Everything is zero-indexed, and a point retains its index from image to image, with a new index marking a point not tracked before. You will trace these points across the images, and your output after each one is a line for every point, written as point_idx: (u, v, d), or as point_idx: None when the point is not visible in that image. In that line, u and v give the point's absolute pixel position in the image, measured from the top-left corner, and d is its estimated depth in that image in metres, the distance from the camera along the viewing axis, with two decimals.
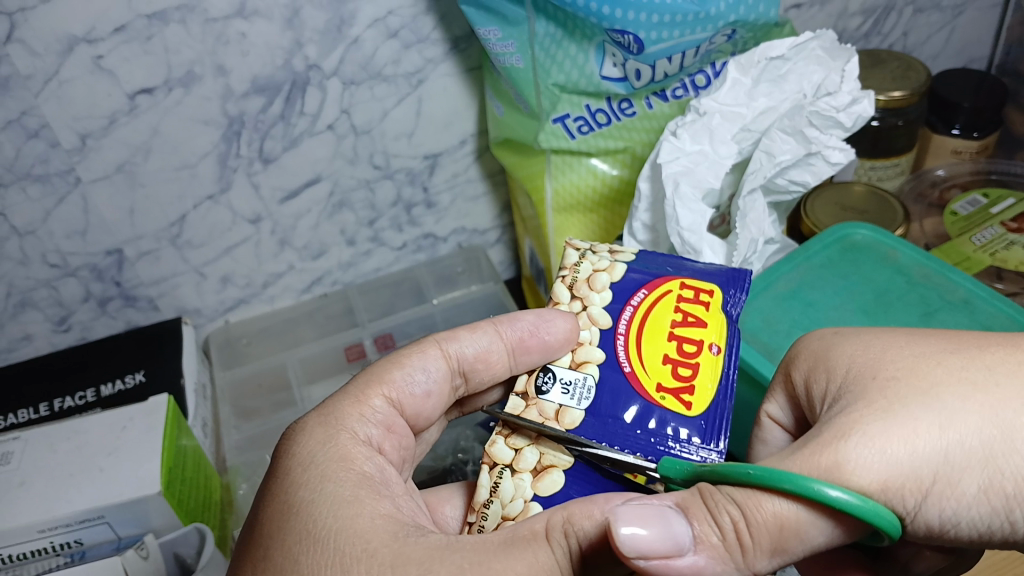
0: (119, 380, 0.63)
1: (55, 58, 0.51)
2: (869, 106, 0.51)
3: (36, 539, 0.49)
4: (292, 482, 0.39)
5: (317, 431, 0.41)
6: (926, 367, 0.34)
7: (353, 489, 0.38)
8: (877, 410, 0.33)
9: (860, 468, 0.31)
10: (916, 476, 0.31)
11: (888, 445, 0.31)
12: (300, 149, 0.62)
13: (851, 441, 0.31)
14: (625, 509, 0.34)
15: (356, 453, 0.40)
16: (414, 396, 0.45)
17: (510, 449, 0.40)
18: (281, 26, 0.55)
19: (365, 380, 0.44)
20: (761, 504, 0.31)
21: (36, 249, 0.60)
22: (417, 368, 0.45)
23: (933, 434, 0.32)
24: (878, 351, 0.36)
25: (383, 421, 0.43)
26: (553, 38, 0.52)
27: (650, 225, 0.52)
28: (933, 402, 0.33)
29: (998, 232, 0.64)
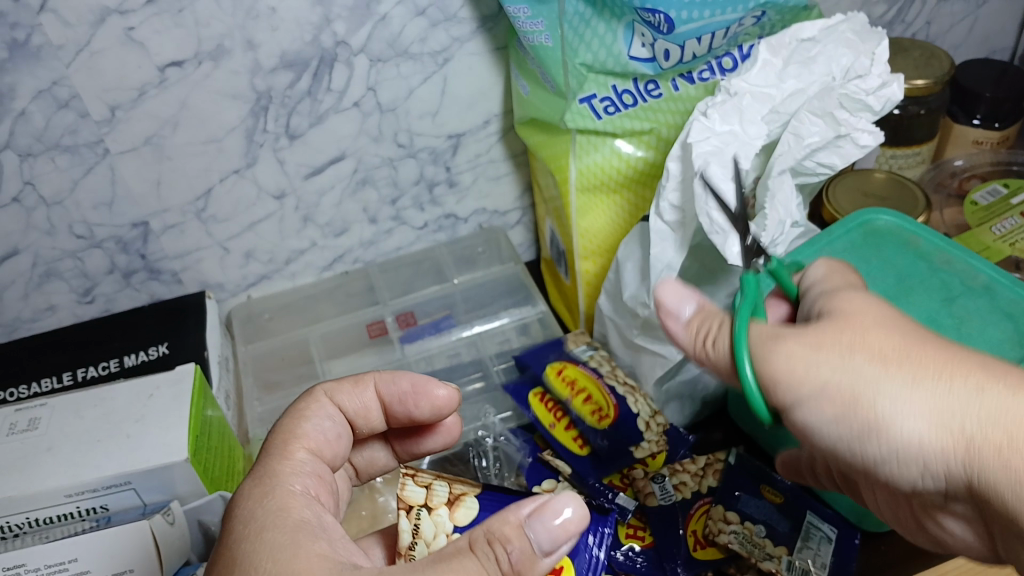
0: (142, 351, 0.63)
1: (88, 28, 0.52)
2: (898, 90, 0.51)
3: (62, 503, 0.50)
4: (234, 539, 0.36)
5: (252, 488, 0.38)
6: (867, 324, 0.35)
7: (291, 534, 0.35)
8: (804, 328, 0.36)
9: (775, 358, 0.35)
10: (798, 389, 0.35)
11: (796, 348, 0.35)
12: (326, 126, 0.62)
13: (778, 338, 0.36)
14: (535, 512, 0.35)
15: (292, 503, 0.37)
16: (328, 441, 0.43)
17: (422, 489, 0.47)
18: (311, 2, 0.55)
19: (280, 441, 0.42)
20: (718, 346, 0.39)
21: (62, 220, 0.60)
22: (323, 416, 0.44)
23: (831, 372, 0.34)
24: (863, 294, 0.38)
25: (312, 471, 0.40)
26: (582, 17, 0.53)
27: (678, 206, 0.53)
28: (849, 347, 0.34)
29: (1018, 221, 0.64)
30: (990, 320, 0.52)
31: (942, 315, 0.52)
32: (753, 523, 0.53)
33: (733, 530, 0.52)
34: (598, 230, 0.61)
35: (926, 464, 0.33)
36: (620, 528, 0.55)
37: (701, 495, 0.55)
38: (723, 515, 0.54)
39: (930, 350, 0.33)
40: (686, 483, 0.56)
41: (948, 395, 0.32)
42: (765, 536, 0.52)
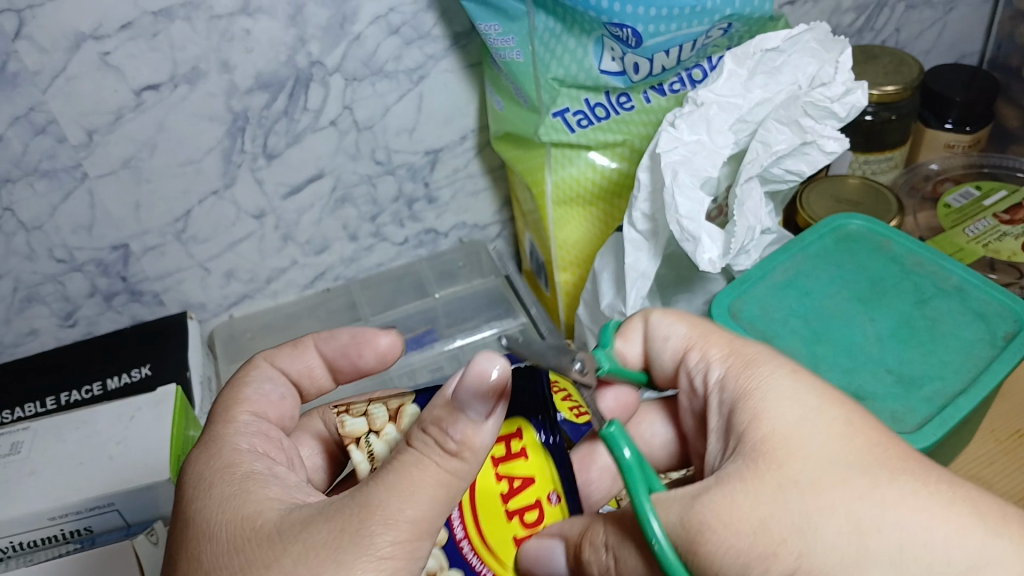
0: (126, 373, 0.64)
1: (63, 54, 0.52)
2: (863, 96, 0.52)
3: (46, 527, 0.50)
4: (187, 499, 0.38)
5: (202, 449, 0.40)
6: (818, 469, 0.33)
7: (239, 483, 0.37)
8: (794, 494, 0.33)
9: (717, 545, 0.33)
10: (770, 567, 0.32)
11: (738, 527, 0.33)
12: (304, 145, 0.63)
13: (718, 527, 0.33)
14: (461, 388, 0.35)
15: (241, 458, 0.39)
16: (270, 402, 0.45)
17: (360, 418, 0.41)
18: (284, 23, 0.56)
19: (223, 406, 0.43)
20: (625, 568, 0.36)
21: (42, 244, 0.61)
22: (263, 381, 0.46)
23: (834, 543, 0.31)
24: (801, 415, 0.36)
25: (256, 429, 0.42)
26: (553, 33, 0.53)
27: (649, 215, 0.53)
28: (833, 507, 0.32)
29: (990, 224, 0.65)
30: (962, 321, 0.53)
31: (915, 318, 0.53)
32: None
33: None
34: (575, 241, 0.62)
35: None
36: None
37: None
38: None
39: (909, 505, 0.31)
40: None
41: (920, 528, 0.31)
42: None
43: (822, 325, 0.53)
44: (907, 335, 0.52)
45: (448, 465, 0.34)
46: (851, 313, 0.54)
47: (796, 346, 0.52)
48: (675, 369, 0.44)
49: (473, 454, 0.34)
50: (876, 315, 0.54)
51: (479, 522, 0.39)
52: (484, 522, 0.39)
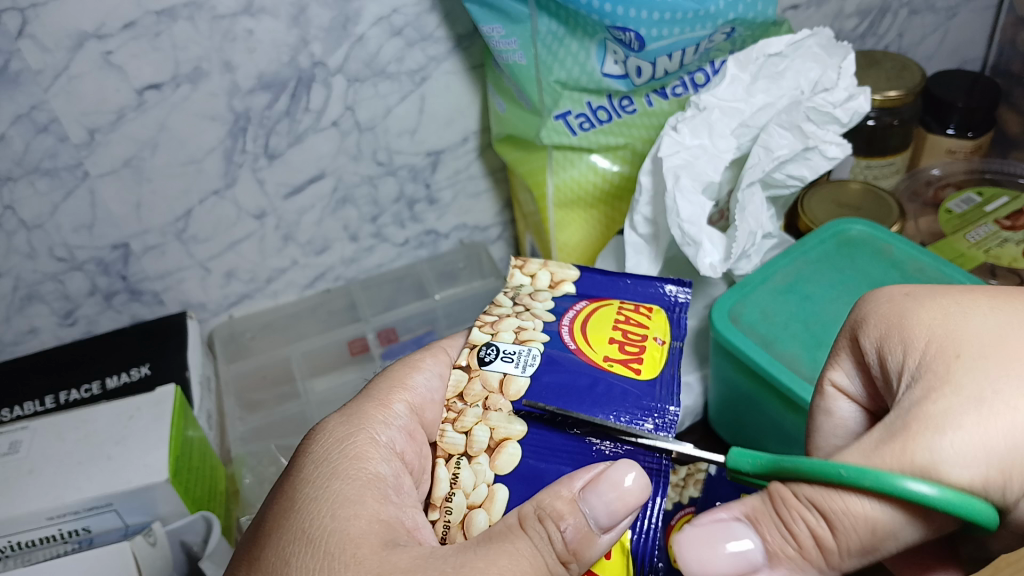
0: (124, 372, 0.64)
1: (65, 53, 0.52)
2: (865, 101, 0.53)
3: (44, 527, 0.50)
4: (302, 479, 0.38)
5: (337, 429, 0.41)
6: (1001, 367, 0.31)
7: (360, 487, 0.38)
8: (969, 398, 0.30)
9: (961, 464, 0.29)
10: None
11: (984, 435, 0.29)
12: (305, 145, 0.63)
13: (948, 434, 0.29)
14: (591, 485, 0.34)
15: (371, 454, 0.40)
16: (433, 402, 0.45)
17: (461, 434, 0.38)
18: (287, 24, 0.56)
19: (388, 385, 0.44)
20: (848, 505, 0.30)
21: (43, 243, 0.60)
22: (431, 372, 0.45)
23: (1022, 418, 0.30)
24: (943, 322, 0.34)
25: (404, 426, 0.42)
26: (555, 36, 0.53)
27: (651, 218, 0.53)
28: (993, 395, 0.30)
29: (991, 229, 0.65)
30: None
31: None
32: None
33: None
34: (575, 243, 0.62)
35: None
36: None
37: (682, 505, 0.51)
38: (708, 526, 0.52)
39: None
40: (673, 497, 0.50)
41: None
42: None
43: (822, 329, 0.53)
44: None
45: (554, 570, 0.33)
46: None
47: (796, 350, 0.52)
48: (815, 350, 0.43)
49: (578, 565, 0.34)
50: None
51: (586, 336, 0.41)
52: (596, 323, 0.42)
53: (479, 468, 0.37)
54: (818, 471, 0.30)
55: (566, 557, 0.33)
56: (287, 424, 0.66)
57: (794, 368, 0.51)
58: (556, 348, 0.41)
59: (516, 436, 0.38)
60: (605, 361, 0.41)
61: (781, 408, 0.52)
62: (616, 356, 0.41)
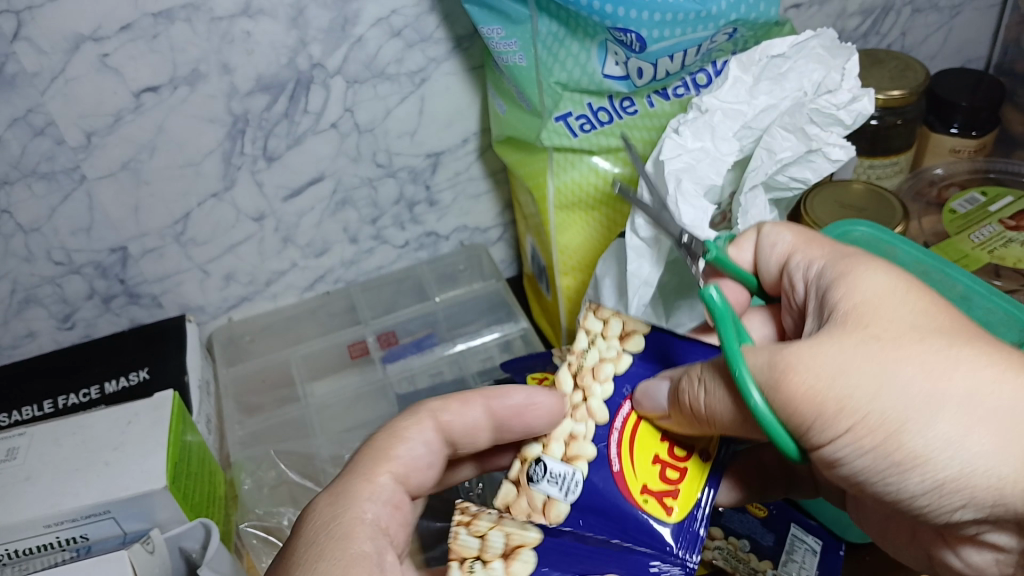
0: (123, 376, 0.63)
1: (62, 55, 0.52)
2: (869, 103, 0.51)
3: (41, 534, 0.49)
4: (292, 563, 0.37)
5: (324, 509, 0.39)
6: (909, 340, 0.34)
7: (343, 564, 0.36)
8: (825, 341, 0.35)
9: (806, 376, 0.34)
10: (883, 369, 0.33)
11: (827, 358, 0.34)
12: (304, 147, 0.62)
13: (805, 348, 0.35)
14: None
15: (358, 532, 0.38)
16: (419, 469, 0.43)
17: (475, 538, 0.38)
18: (286, 25, 0.55)
19: (370, 459, 0.42)
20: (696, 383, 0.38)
21: (41, 246, 0.60)
22: (418, 441, 0.43)
23: (905, 381, 0.32)
24: (888, 291, 0.36)
25: (389, 499, 0.41)
26: (555, 37, 0.53)
27: (652, 221, 0.53)
28: (881, 366, 0.33)
29: (996, 230, 0.65)
30: None
31: None
32: (736, 539, 0.53)
33: (717, 546, 0.53)
34: (577, 246, 0.61)
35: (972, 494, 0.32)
36: None
37: None
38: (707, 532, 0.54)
39: (973, 365, 0.32)
40: None
41: (977, 428, 0.31)
42: (750, 551, 0.52)
43: None
44: None
45: None
46: None
47: None
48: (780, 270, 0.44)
49: None
50: None
51: (632, 449, 0.41)
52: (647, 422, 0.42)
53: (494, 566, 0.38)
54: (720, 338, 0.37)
55: None
56: (286, 427, 0.66)
57: None
58: (599, 476, 0.40)
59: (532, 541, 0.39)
60: (642, 493, 0.40)
61: None
62: (655, 485, 0.41)
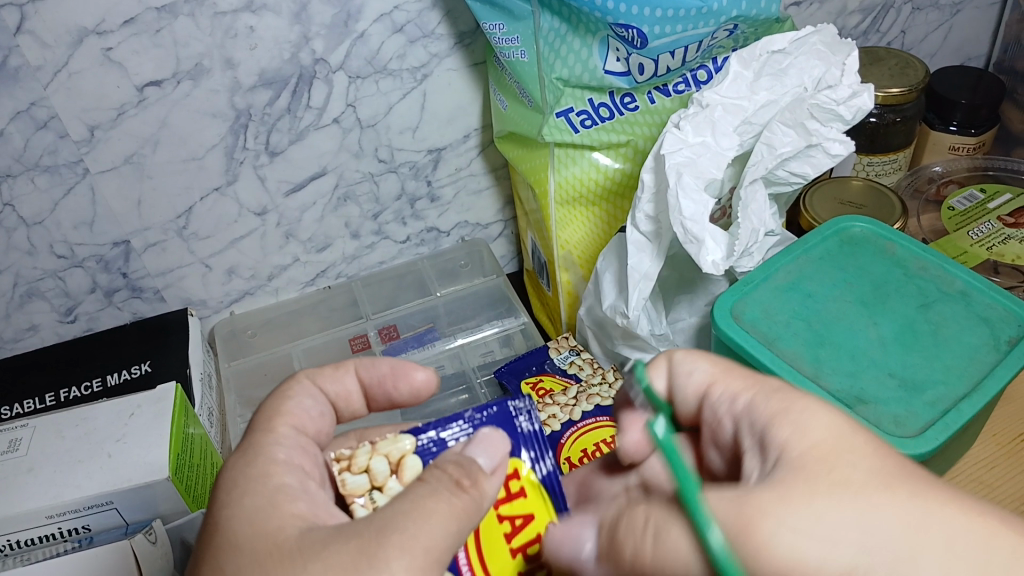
0: (125, 369, 0.63)
1: (65, 49, 0.52)
2: (869, 99, 0.52)
3: (43, 525, 0.50)
4: (214, 505, 0.35)
5: (236, 459, 0.36)
6: (866, 488, 0.29)
7: (267, 496, 0.34)
8: (768, 489, 0.29)
9: (779, 541, 0.27)
10: (823, 520, 0.28)
11: (785, 520, 0.28)
12: (307, 142, 0.62)
13: (773, 519, 0.28)
14: (471, 447, 0.35)
15: (275, 468, 0.35)
16: (313, 419, 0.40)
17: (359, 474, 0.36)
18: (288, 20, 0.56)
19: (262, 419, 0.38)
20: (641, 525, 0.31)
21: (43, 240, 0.60)
22: (305, 396, 0.40)
23: (840, 528, 0.27)
24: (837, 432, 0.31)
25: (297, 444, 0.37)
26: (557, 33, 0.53)
27: (653, 216, 0.53)
28: (828, 509, 0.28)
29: (995, 227, 0.65)
30: (966, 325, 0.52)
31: (918, 321, 0.53)
32: None
33: None
34: (578, 241, 0.62)
35: None
36: None
37: None
38: None
39: (931, 530, 0.28)
40: None
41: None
42: None
43: (824, 328, 0.53)
44: (910, 340, 0.52)
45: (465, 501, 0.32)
46: (854, 316, 0.54)
47: (798, 349, 0.52)
48: (697, 404, 0.39)
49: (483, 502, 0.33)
50: (880, 318, 0.53)
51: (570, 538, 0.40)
52: None
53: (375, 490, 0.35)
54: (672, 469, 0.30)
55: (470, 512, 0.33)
56: None
57: (796, 367, 0.51)
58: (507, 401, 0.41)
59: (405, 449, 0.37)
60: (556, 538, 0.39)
61: None
62: None
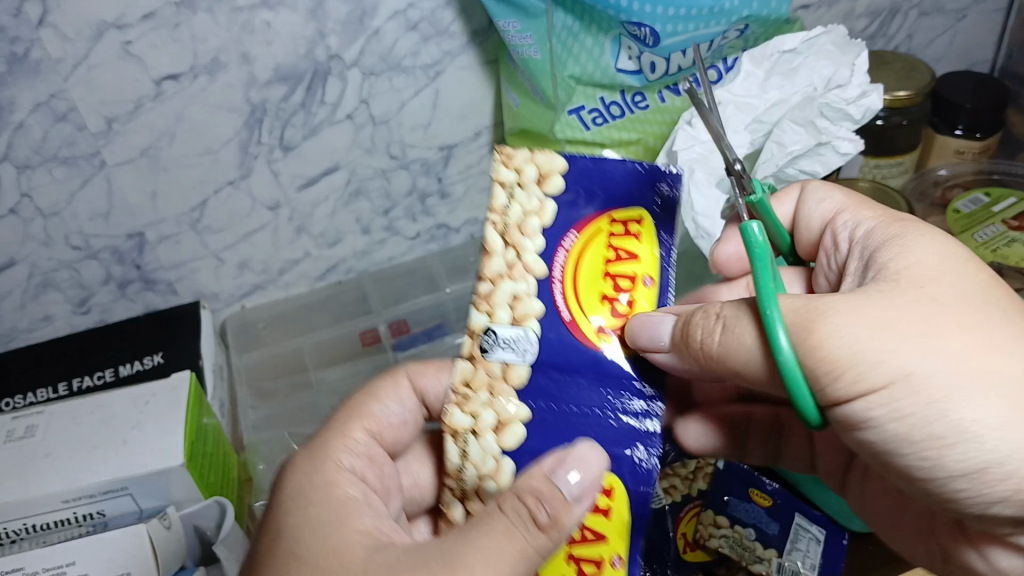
0: (138, 360, 0.64)
1: (85, 42, 0.53)
2: (878, 98, 0.53)
3: (60, 509, 0.50)
4: (282, 509, 0.39)
5: (303, 463, 0.42)
6: (943, 317, 0.35)
7: (335, 510, 0.39)
8: (877, 298, 0.35)
9: (844, 340, 0.34)
10: (937, 358, 0.34)
11: (908, 344, 0.34)
12: (320, 137, 0.63)
13: (845, 321, 0.34)
14: (558, 467, 0.37)
15: (341, 479, 0.41)
16: (391, 425, 0.47)
17: (467, 415, 0.41)
18: (305, 17, 0.56)
19: (345, 415, 0.46)
20: (732, 329, 0.38)
21: (59, 231, 0.61)
22: (392, 401, 0.47)
23: (939, 363, 0.34)
24: (969, 299, 0.36)
25: (364, 452, 0.44)
26: (570, 31, 0.54)
27: (664, 211, 0.55)
28: (937, 342, 0.34)
29: (1000, 229, 0.66)
30: None
31: None
32: (743, 528, 0.54)
33: (724, 534, 0.55)
34: None
35: (1012, 474, 0.33)
36: None
37: (692, 498, 0.57)
38: (714, 519, 0.56)
39: (983, 354, 0.34)
40: (676, 486, 0.57)
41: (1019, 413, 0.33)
42: (755, 539, 0.54)
43: None
44: None
45: (535, 541, 0.36)
46: None
47: None
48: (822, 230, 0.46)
49: (558, 533, 0.36)
50: None
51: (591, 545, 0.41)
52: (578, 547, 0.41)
53: (530, 217, 0.42)
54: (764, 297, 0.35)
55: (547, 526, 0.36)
56: (300, 413, 0.68)
57: None
58: (553, 331, 0.42)
59: (538, 272, 0.42)
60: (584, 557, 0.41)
61: None
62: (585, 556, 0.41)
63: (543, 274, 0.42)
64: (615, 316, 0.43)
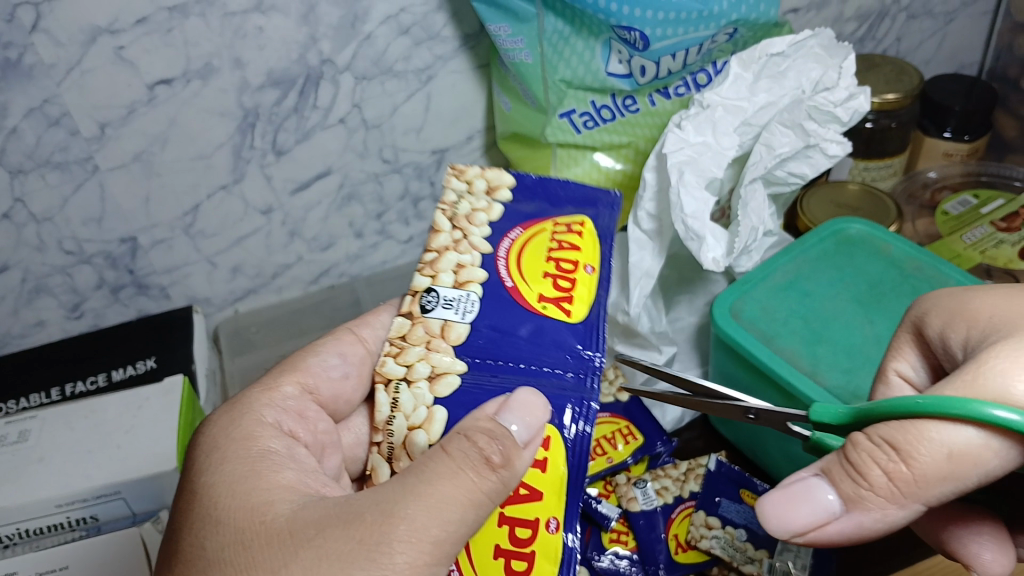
0: (131, 365, 0.64)
1: (78, 48, 0.53)
2: (865, 101, 0.55)
3: (53, 514, 0.50)
4: (197, 469, 0.39)
5: (222, 418, 0.42)
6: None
7: (251, 465, 0.39)
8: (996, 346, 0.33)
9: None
10: None
11: None
12: (313, 142, 0.63)
13: (1008, 363, 0.31)
14: (502, 409, 0.38)
15: (262, 433, 0.41)
16: (329, 379, 0.47)
17: (401, 365, 0.41)
18: (297, 22, 0.57)
19: (280, 370, 0.46)
20: (926, 434, 0.31)
21: (52, 236, 0.61)
22: (330, 353, 0.48)
23: None
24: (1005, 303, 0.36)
25: (293, 406, 0.44)
26: (561, 35, 0.54)
27: (655, 214, 0.55)
28: None
29: (987, 231, 0.66)
30: None
31: None
32: (733, 528, 0.55)
33: (715, 535, 0.55)
34: None
35: None
36: (605, 533, 0.57)
37: (682, 498, 0.58)
38: (705, 520, 0.55)
39: None
40: (667, 487, 0.58)
41: None
42: (746, 540, 0.54)
43: (822, 326, 0.54)
44: None
45: (482, 482, 0.35)
46: (850, 315, 0.55)
47: (796, 346, 0.53)
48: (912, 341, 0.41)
49: (509, 474, 0.36)
50: (875, 318, 0.55)
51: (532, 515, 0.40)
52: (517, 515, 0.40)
53: (479, 213, 0.47)
54: (902, 404, 0.31)
55: (498, 465, 0.36)
56: None
57: (793, 363, 0.52)
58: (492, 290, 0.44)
59: (483, 250, 0.45)
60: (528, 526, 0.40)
61: (779, 402, 0.53)
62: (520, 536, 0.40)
63: (488, 250, 0.45)
64: (557, 288, 0.45)
